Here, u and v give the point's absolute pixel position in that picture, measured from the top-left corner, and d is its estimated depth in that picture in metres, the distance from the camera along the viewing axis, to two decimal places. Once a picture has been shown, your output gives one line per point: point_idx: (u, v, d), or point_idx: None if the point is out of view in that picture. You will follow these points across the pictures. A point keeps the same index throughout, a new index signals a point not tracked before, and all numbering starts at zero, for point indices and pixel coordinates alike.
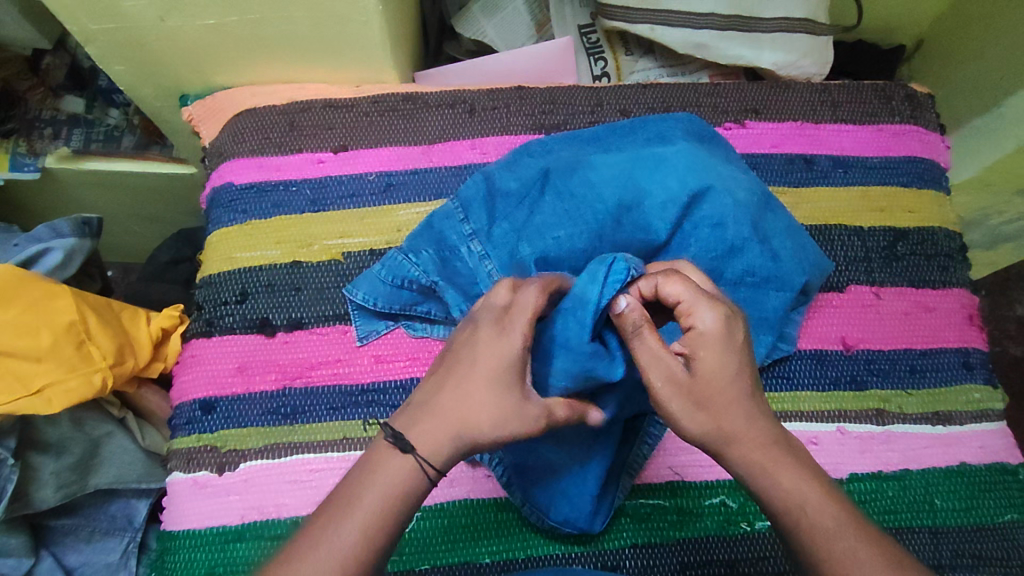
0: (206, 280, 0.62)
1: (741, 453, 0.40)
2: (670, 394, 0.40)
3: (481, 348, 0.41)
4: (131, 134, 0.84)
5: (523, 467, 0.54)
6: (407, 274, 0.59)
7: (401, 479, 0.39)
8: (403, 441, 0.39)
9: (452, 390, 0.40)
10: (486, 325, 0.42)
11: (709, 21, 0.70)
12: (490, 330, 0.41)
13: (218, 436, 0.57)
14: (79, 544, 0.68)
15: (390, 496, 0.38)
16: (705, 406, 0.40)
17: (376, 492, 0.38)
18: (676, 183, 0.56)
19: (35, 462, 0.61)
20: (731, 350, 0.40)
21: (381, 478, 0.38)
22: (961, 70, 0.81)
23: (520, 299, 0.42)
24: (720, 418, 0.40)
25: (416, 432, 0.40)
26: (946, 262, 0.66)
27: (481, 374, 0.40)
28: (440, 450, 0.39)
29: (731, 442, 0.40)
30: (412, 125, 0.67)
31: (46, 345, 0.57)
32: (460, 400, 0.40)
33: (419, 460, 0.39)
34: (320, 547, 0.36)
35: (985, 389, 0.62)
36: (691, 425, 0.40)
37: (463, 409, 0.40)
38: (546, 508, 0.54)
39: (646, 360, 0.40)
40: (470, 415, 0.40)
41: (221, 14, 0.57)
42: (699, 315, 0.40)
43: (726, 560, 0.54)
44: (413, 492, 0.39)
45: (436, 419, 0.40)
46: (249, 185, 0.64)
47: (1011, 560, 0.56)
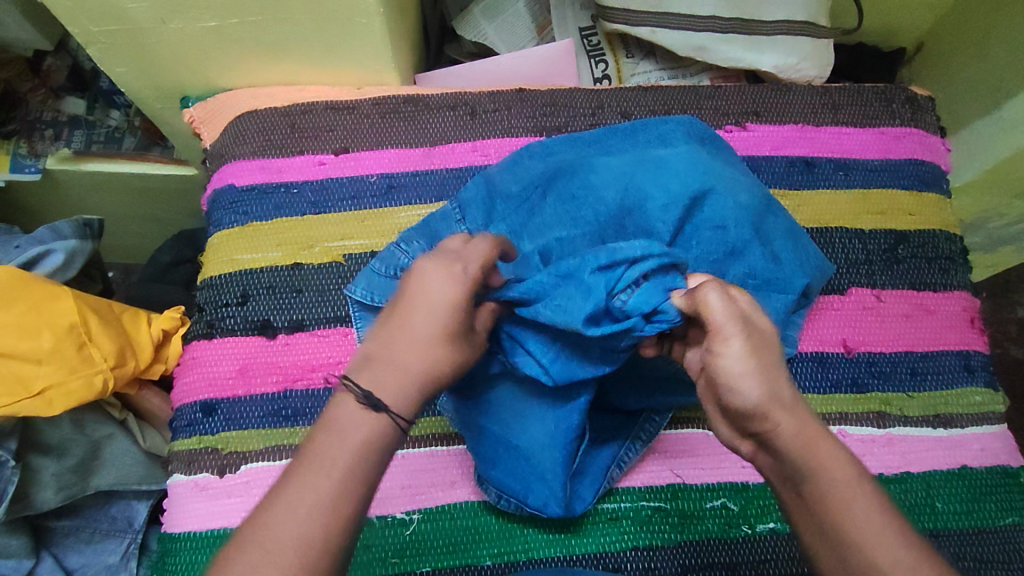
0: (207, 282, 0.62)
1: (791, 421, 0.37)
2: (741, 350, 0.38)
3: (435, 294, 0.38)
4: (132, 135, 0.84)
5: (488, 458, 0.53)
6: (398, 263, 0.54)
7: (370, 437, 0.35)
8: (376, 401, 0.35)
9: (406, 339, 0.37)
10: (439, 270, 0.39)
11: (711, 24, 0.70)
12: (444, 277, 0.39)
13: (218, 438, 0.57)
14: (79, 546, 0.68)
15: (358, 448, 0.35)
16: (765, 369, 0.38)
17: (349, 452, 0.34)
18: (678, 186, 0.54)
19: (36, 464, 0.61)
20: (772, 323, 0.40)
21: (351, 438, 0.35)
22: (962, 72, 0.81)
23: (471, 249, 0.41)
24: (776, 381, 0.38)
25: (379, 386, 0.36)
26: (947, 265, 0.66)
27: (437, 321, 0.38)
28: (409, 402, 0.36)
29: (780, 406, 0.37)
30: (413, 127, 0.67)
31: (46, 348, 0.57)
32: (417, 349, 0.37)
33: (393, 417, 0.36)
34: (294, 516, 0.32)
35: (986, 392, 0.62)
36: (751, 385, 0.37)
37: (423, 358, 0.37)
38: (525, 497, 0.53)
39: (717, 317, 0.38)
40: (431, 364, 0.38)
41: (223, 16, 0.57)
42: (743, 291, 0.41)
43: (727, 562, 0.54)
44: (389, 449, 0.36)
45: (396, 370, 0.37)
46: (250, 187, 0.64)
47: (1012, 563, 0.56)
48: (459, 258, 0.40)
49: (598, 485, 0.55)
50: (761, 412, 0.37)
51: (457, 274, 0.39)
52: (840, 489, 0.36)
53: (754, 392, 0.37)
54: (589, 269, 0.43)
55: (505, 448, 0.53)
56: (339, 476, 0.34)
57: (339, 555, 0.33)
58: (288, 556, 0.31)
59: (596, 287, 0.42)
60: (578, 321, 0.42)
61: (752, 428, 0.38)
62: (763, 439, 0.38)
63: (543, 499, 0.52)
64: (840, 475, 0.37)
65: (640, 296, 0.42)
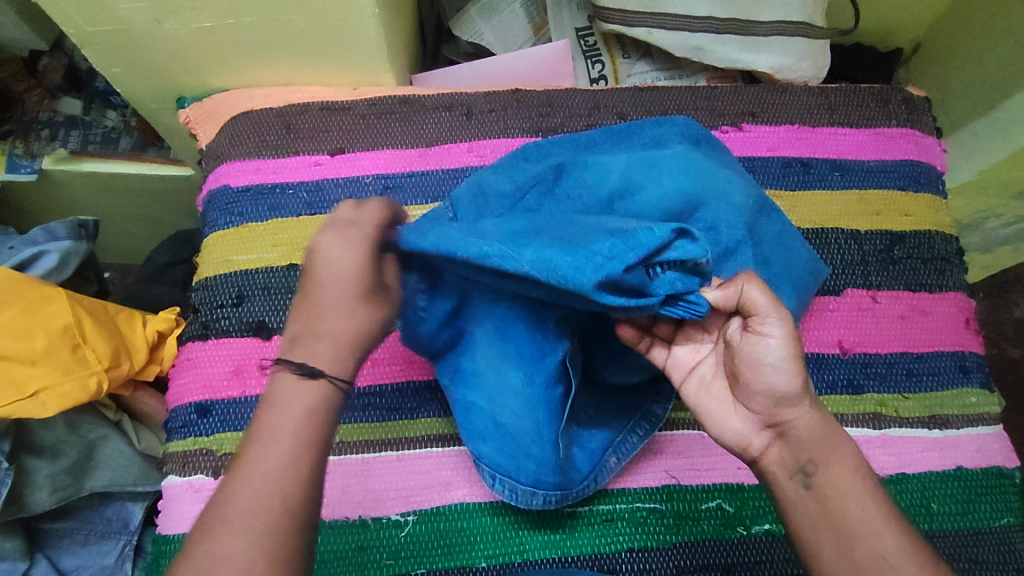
0: (202, 283, 0.62)
1: (811, 412, 0.41)
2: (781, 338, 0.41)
3: (336, 261, 0.40)
4: (128, 136, 0.84)
5: (478, 437, 0.53)
6: None
7: (313, 403, 0.38)
8: (312, 369, 0.39)
9: (326, 308, 0.40)
10: (335, 237, 0.41)
11: (707, 24, 0.70)
12: (341, 241, 0.41)
13: (213, 439, 0.57)
14: (74, 547, 0.68)
15: (301, 417, 0.38)
16: (798, 358, 0.41)
17: (295, 418, 0.38)
18: (672, 187, 0.54)
19: (30, 465, 0.61)
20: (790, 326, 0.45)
21: (294, 406, 0.38)
22: (958, 73, 0.81)
23: (364, 214, 0.42)
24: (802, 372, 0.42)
25: (314, 355, 0.39)
26: (942, 265, 0.66)
27: (348, 285, 0.40)
28: (343, 364, 0.40)
29: (803, 396, 0.41)
30: (408, 128, 0.67)
31: (40, 348, 0.57)
32: (341, 315, 0.40)
33: (330, 378, 0.39)
34: (251, 482, 0.36)
35: (981, 393, 0.62)
36: (786, 372, 0.41)
37: (348, 322, 0.40)
38: (516, 475, 0.53)
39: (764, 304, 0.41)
40: (357, 325, 0.40)
41: (218, 17, 0.57)
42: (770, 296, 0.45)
43: (722, 564, 0.54)
44: (333, 408, 0.39)
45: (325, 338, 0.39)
46: (245, 188, 0.64)
47: (1006, 564, 0.56)
48: (354, 225, 0.41)
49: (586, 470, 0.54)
50: (789, 400, 0.41)
51: (353, 240, 0.41)
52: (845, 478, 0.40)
53: (787, 380, 0.41)
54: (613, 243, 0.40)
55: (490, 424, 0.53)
56: (289, 441, 0.37)
57: (300, 514, 0.36)
58: (250, 521, 0.35)
59: (627, 261, 0.40)
60: (590, 287, 0.39)
61: (778, 416, 0.42)
62: (784, 427, 0.42)
63: (536, 471, 0.53)
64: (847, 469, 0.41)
65: (669, 276, 0.42)
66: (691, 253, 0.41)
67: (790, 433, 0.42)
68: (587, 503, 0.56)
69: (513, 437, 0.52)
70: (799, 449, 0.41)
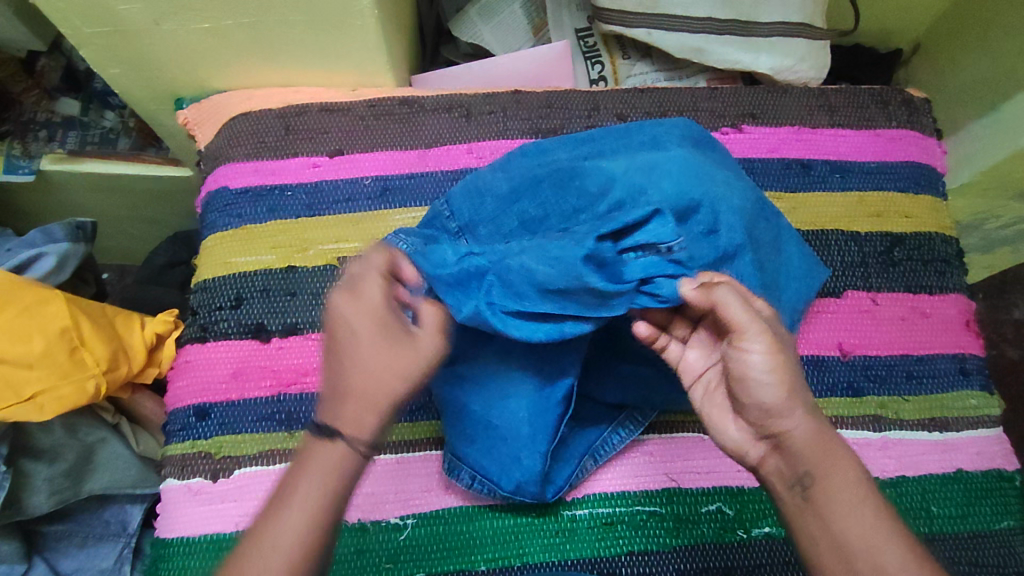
0: (201, 285, 0.62)
1: (806, 421, 0.41)
2: (762, 347, 0.41)
3: (353, 319, 0.43)
4: (126, 137, 0.84)
5: (465, 437, 0.54)
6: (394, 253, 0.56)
7: (334, 466, 0.40)
8: (330, 428, 0.41)
9: (351, 369, 0.42)
10: (343, 301, 0.43)
11: (706, 25, 0.70)
12: (351, 305, 0.43)
13: (212, 442, 0.56)
14: (73, 550, 0.68)
15: (323, 481, 0.40)
16: (785, 368, 0.41)
17: (315, 480, 0.40)
18: (672, 189, 0.54)
19: (29, 469, 0.61)
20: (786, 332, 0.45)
21: (317, 470, 0.40)
22: (958, 74, 0.81)
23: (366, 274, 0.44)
24: (794, 380, 0.42)
25: (340, 416, 0.41)
26: (942, 267, 0.66)
27: (367, 346, 0.42)
28: (362, 425, 0.41)
29: (796, 405, 0.41)
30: (408, 129, 0.67)
31: (38, 352, 0.56)
32: (366, 376, 0.42)
33: (347, 442, 0.41)
34: (268, 541, 0.38)
35: (982, 395, 0.62)
36: (771, 381, 0.41)
37: (371, 383, 0.42)
38: (498, 479, 0.53)
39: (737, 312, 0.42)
40: (381, 385, 0.42)
41: (217, 18, 0.57)
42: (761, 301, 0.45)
43: (722, 567, 0.54)
44: (350, 472, 0.41)
45: (351, 399, 0.42)
46: (244, 189, 0.64)
47: (1006, 566, 0.56)
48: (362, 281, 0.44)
49: (573, 473, 0.55)
50: (780, 410, 0.41)
51: (365, 295, 0.43)
52: (840, 486, 0.40)
53: (775, 389, 0.41)
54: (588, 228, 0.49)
55: (482, 426, 0.54)
56: (307, 503, 0.39)
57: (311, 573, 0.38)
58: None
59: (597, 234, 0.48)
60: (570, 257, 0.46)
61: (772, 428, 0.42)
62: (778, 437, 0.42)
63: (519, 479, 0.53)
64: (841, 477, 0.40)
65: (639, 262, 0.48)
66: (659, 236, 0.48)
67: (787, 444, 0.41)
68: (587, 506, 0.56)
69: (503, 441, 0.53)
70: (797, 461, 0.41)
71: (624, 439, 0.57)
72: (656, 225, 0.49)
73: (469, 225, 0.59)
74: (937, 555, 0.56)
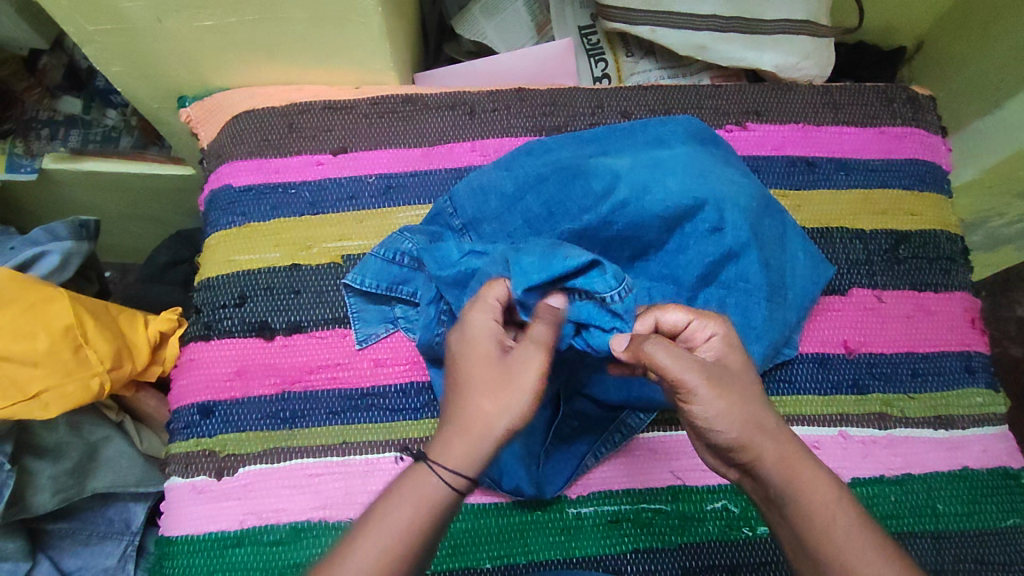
0: (205, 283, 0.62)
1: (772, 448, 0.40)
2: (711, 393, 0.39)
3: (468, 350, 0.42)
4: (129, 135, 0.83)
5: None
6: (400, 248, 0.59)
7: (428, 498, 0.38)
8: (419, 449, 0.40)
9: (456, 397, 0.41)
10: (453, 331, 0.44)
11: (710, 23, 0.70)
12: (458, 336, 0.43)
13: (216, 440, 0.56)
14: (76, 549, 0.68)
15: (411, 511, 0.38)
16: (738, 401, 0.40)
17: (405, 505, 0.38)
18: (677, 187, 0.55)
19: (33, 467, 0.61)
20: (741, 353, 0.42)
21: (406, 495, 0.38)
22: (962, 72, 0.81)
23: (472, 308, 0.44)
24: (751, 413, 0.40)
25: (434, 444, 0.40)
26: (948, 265, 0.65)
27: (469, 375, 0.41)
28: (450, 451, 0.39)
29: (761, 434, 0.40)
30: (411, 127, 0.67)
31: (42, 350, 0.56)
32: (466, 403, 0.40)
33: (432, 467, 0.39)
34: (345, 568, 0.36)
35: (987, 393, 0.62)
36: (727, 420, 0.39)
37: (470, 410, 0.40)
38: (498, 477, 0.54)
39: (676, 368, 0.38)
40: (479, 413, 0.39)
41: (221, 15, 0.57)
42: (709, 327, 0.43)
43: (728, 564, 0.54)
44: (438, 500, 0.39)
45: (450, 426, 0.40)
46: (247, 187, 0.64)
47: (1013, 564, 0.56)
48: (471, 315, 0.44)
49: (570, 471, 0.56)
50: (743, 444, 0.40)
51: (477, 325, 0.43)
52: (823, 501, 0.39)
53: (732, 426, 0.39)
54: (536, 259, 0.46)
55: None
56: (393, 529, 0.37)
57: None
58: None
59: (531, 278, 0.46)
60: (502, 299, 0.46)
61: (739, 459, 0.40)
62: (751, 466, 0.40)
63: (516, 478, 0.54)
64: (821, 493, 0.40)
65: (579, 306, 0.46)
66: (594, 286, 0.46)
67: (759, 470, 0.40)
68: (592, 504, 0.56)
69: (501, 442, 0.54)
70: (771, 489, 0.40)
71: (624, 439, 0.57)
72: (593, 275, 0.46)
73: (472, 222, 0.59)
74: (942, 552, 0.56)
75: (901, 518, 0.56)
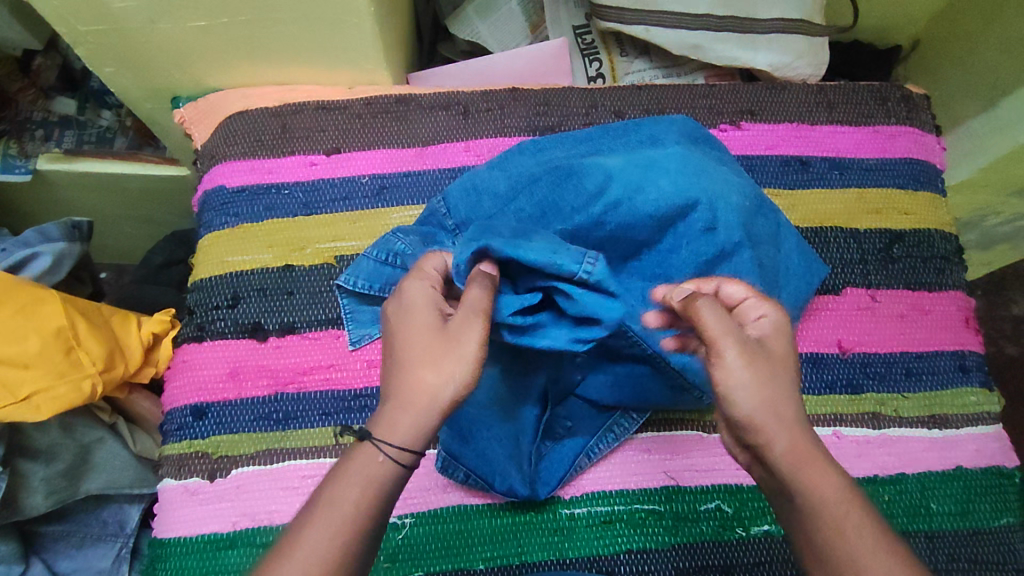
0: (197, 284, 0.61)
1: (788, 437, 0.39)
2: (739, 362, 0.38)
3: (402, 324, 0.43)
4: (123, 136, 0.84)
5: (460, 435, 0.54)
6: (393, 249, 0.58)
7: (373, 474, 0.38)
8: (363, 430, 0.39)
9: (393, 369, 0.41)
10: (392, 303, 0.45)
11: (704, 22, 0.70)
12: (395, 307, 0.44)
13: (208, 442, 0.56)
14: (70, 551, 0.68)
15: (358, 489, 0.38)
16: (767, 384, 0.39)
17: (350, 488, 0.38)
18: (670, 186, 0.55)
19: (25, 469, 0.61)
20: (788, 346, 0.42)
21: (350, 477, 0.38)
22: (956, 70, 0.81)
23: (413, 282, 0.45)
24: (777, 400, 0.39)
25: (378, 420, 0.39)
26: (942, 264, 0.65)
27: (404, 345, 0.41)
28: (394, 426, 0.39)
29: (776, 421, 0.39)
30: (404, 127, 0.67)
31: (33, 351, 0.56)
32: (404, 373, 0.40)
33: (376, 444, 0.38)
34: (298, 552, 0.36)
35: (981, 392, 0.62)
36: (752, 397, 0.38)
37: (410, 380, 0.39)
38: (492, 480, 0.54)
39: (717, 333, 0.39)
40: (419, 382, 0.39)
41: (212, 16, 0.57)
42: (763, 310, 0.42)
43: (722, 565, 0.54)
44: (387, 478, 0.38)
45: (392, 399, 0.40)
46: (241, 188, 0.64)
47: (1006, 563, 0.56)
48: (403, 289, 0.45)
49: (565, 472, 0.55)
50: (758, 425, 0.39)
51: (411, 298, 0.44)
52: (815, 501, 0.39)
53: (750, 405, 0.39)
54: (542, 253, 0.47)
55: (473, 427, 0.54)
56: (340, 512, 0.37)
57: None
58: None
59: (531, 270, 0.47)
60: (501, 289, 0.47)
61: (748, 439, 0.39)
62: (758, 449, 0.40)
63: (510, 481, 0.53)
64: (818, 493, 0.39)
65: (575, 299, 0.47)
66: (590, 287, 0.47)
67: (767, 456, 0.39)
68: (585, 505, 0.55)
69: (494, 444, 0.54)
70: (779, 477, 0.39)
71: (617, 440, 0.57)
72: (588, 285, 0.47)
73: (464, 223, 0.59)
74: (936, 552, 0.56)
75: (895, 518, 0.56)
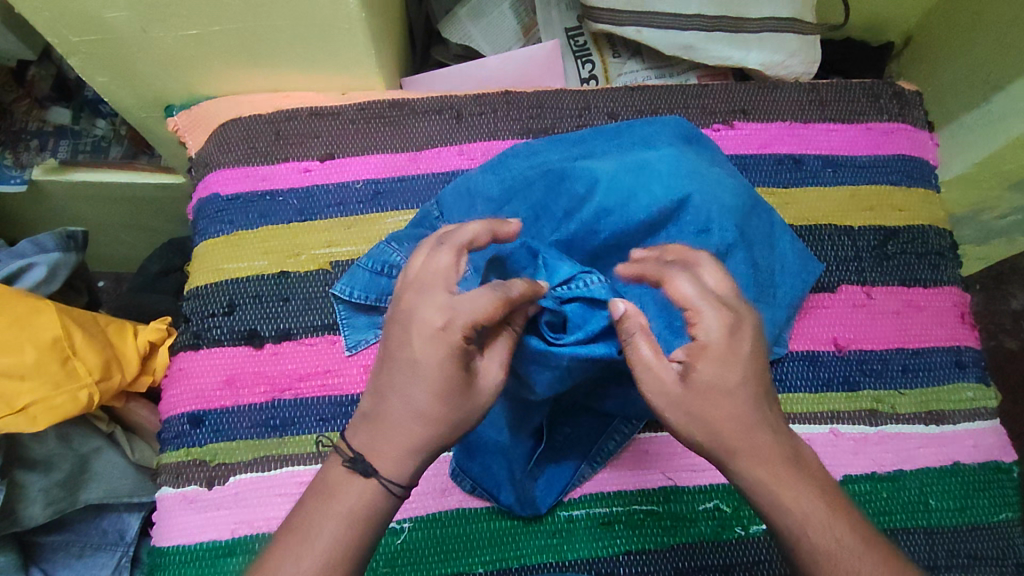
0: (193, 292, 0.61)
1: (764, 454, 0.39)
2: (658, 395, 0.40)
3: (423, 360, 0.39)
4: (119, 145, 0.83)
5: (469, 452, 0.54)
6: (386, 260, 0.58)
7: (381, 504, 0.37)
8: (363, 465, 0.38)
9: (401, 399, 0.39)
10: (427, 307, 0.39)
11: (696, 22, 0.70)
12: (430, 334, 0.38)
13: (206, 450, 0.56)
14: (69, 561, 0.68)
15: None
16: (693, 416, 0.39)
17: None
18: (661, 189, 0.55)
19: (23, 480, 0.61)
20: (734, 365, 0.39)
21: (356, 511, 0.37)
22: (948, 66, 0.81)
23: (469, 295, 0.39)
24: (711, 429, 0.39)
25: (379, 452, 0.39)
26: (937, 260, 0.65)
27: (425, 386, 0.38)
28: (401, 467, 0.39)
29: (755, 437, 0.39)
30: (398, 132, 0.67)
31: (29, 363, 0.56)
32: (410, 416, 0.39)
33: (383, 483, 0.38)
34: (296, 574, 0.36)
35: (978, 388, 0.62)
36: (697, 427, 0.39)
37: (416, 426, 0.39)
38: (497, 493, 0.54)
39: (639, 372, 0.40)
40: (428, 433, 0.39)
41: (204, 24, 0.57)
42: (705, 322, 0.39)
43: (722, 564, 0.54)
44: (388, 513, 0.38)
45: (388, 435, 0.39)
46: (235, 196, 0.64)
47: (1004, 558, 0.56)
48: (433, 303, 0.39)
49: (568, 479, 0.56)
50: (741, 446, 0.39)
51: (441, 325, 0.39)
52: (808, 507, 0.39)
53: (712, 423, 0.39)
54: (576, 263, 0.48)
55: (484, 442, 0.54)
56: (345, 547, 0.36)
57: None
58: None
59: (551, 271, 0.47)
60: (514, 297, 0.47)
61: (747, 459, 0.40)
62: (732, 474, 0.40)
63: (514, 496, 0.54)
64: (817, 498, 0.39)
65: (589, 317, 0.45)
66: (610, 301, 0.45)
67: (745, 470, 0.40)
68: (584, 506, 0.55)
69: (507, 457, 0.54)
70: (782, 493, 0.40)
71: (618, 445, 0.56)
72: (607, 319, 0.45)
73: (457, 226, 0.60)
74: (932, 548, 0.56)
75: (892, 516, 0.56)
